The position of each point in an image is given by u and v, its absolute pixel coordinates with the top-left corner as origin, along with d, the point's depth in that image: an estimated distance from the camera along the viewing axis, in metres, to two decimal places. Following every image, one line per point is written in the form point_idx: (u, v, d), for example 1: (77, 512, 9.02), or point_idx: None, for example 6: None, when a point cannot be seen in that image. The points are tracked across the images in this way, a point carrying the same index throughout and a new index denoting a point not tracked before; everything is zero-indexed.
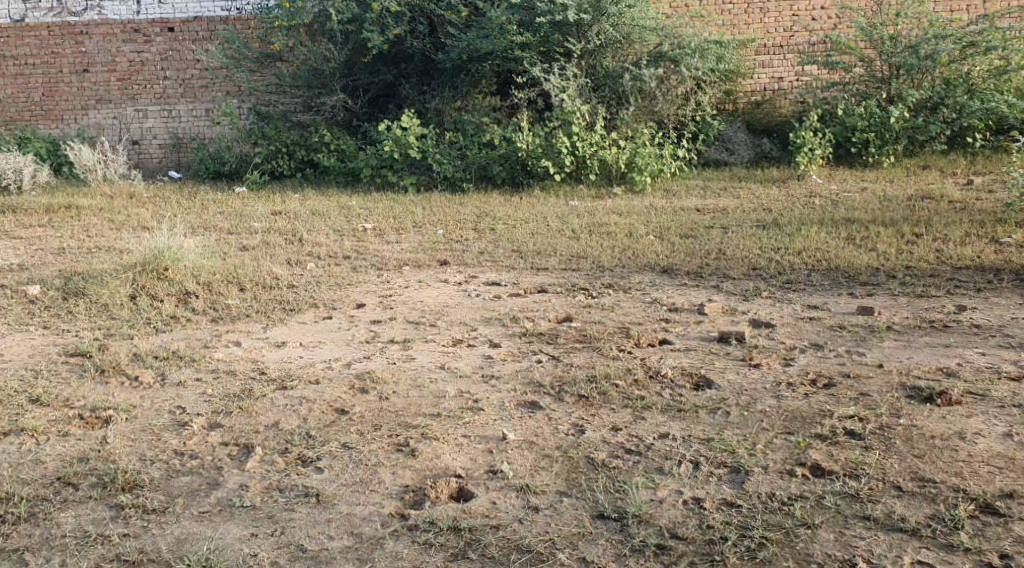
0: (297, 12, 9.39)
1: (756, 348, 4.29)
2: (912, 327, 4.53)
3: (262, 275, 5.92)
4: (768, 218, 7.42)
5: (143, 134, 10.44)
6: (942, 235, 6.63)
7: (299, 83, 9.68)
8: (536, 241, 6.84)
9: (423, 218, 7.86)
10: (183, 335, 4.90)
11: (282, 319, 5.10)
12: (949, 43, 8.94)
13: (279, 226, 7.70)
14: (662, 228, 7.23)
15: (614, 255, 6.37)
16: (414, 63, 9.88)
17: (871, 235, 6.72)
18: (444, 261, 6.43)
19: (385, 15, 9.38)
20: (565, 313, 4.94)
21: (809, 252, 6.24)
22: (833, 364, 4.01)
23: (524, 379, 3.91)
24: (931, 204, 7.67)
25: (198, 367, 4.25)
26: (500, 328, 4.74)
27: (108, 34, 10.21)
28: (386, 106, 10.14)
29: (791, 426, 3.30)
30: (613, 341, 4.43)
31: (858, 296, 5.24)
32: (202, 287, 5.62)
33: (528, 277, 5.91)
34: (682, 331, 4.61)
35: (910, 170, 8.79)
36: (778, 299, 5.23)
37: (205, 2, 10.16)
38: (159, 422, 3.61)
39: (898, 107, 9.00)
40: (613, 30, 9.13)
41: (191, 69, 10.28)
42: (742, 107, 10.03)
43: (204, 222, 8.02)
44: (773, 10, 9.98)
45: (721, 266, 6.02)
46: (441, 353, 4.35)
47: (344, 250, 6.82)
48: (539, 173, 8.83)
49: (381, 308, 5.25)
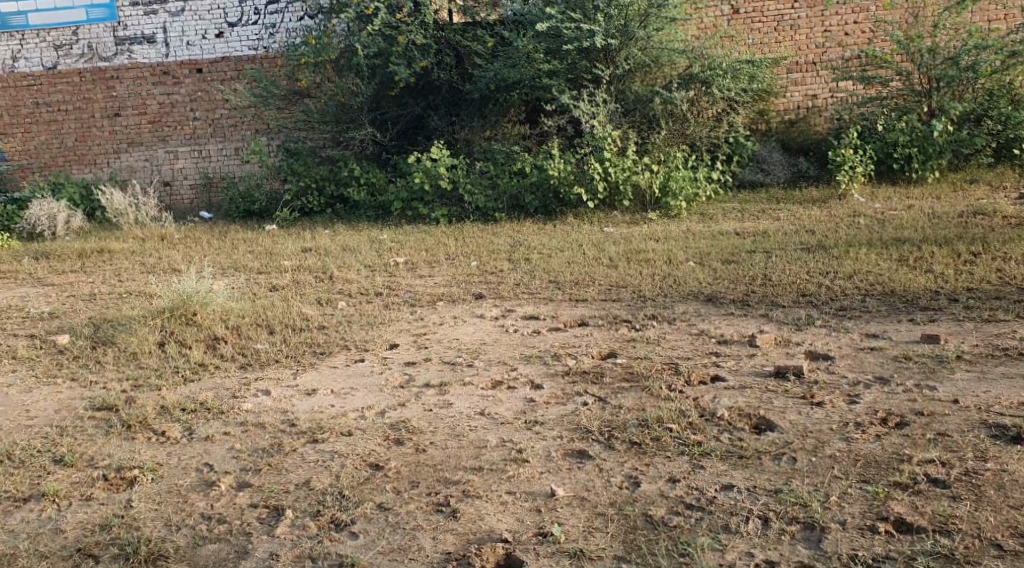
0: (323, 48, 9.29)
1: (816, 385, 4.00)
2: (984, 356, 4.23)
3: (292, 317, 5.73)
4: (813, 240, 7.13)
5: (175, 175, 10.37)
6: (1002, 253, 6.30)
7: (327, 118, 9.56)
8: (573, 271, 6.59)
9: (456, 250, 7.65)
10: (212, 384, 4.70)
11: (313, 364, 4.90)
12: (990, 54, 8.63)
13: (310, 264, 7.54)
14: (703, 253, 6.96)
15: (654, 284, 6.11)
16: (442, 94, 9.70)
17: (922, 254, 6.41)
18: (479, 295, 6.22)
19: (410, 47, 9.25)
20: (608, 349, 4.69)
21: (861, 276, 5.94)
22: (903, 401, 3.72)
23: (570, 424, 3.66)
24: (983, 220, 7.34)
25: (226, 420, 4.03)
26: (540, 367, 4.50)
27: (138, 77, 10.16)
28: (416, 138, 9.94)
29: (866, 473, 3.04)
30: (662, 379, 4.16)
31: (920, 323, 4.94)
32: (231, 332, 5.42)
33: (566, 310, 5.66)
34: (734, 365, 4.33)
35: (956, 185, 8.47)
36: (833, 328, 4.94)
37: (232, 42, 10.09)
38: (185, 481, 3.39)
39: (940, 121, 8.69)
40: (642, 53, 8.90)
41: (220, 108, 10.21)
42: (776, 126, 9.75)
43: (235, 262, 7.87)
44: (804, 27, 9.67)
45: (769, 293, 5.73)
46: (480, 397, 4.11)
47: (375, 287, 6.62)
48: (572, 201, 8.61)
49: (414, 349, 5.03)
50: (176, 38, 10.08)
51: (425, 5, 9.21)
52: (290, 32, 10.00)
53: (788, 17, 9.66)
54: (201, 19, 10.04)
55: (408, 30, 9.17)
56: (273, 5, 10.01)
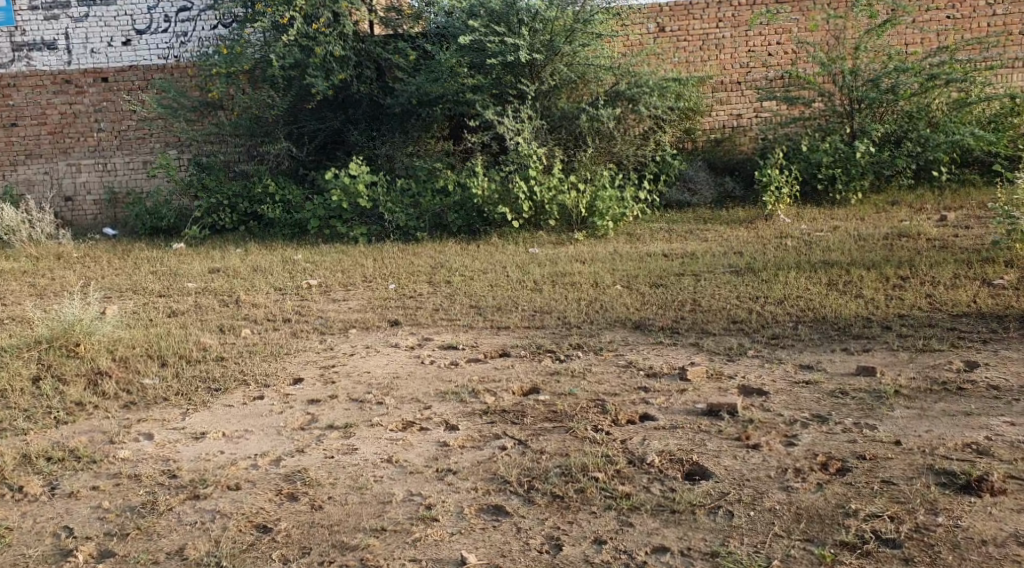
0: (236, 57, 8.81)
1: (752, 424, 3.71)
2: (923, 390, 4.00)
3: (188, 346, 5.24)
4: (742, 262, 6.92)
5: (77, 189, 9.72)
6: (930, 278, 6.16)
7: (240, 131, 9.08)
8: (495, 295, 6.25)
9: (373, 272, 7.24)
10: (87, 428, 4.24)
11: (205, 403, 4.44)
12: (909, 77, 8.58)
13: (216, 286, 7.05)
14: (630, 276, 6.69)
15: (580, 310, 5.79)
16: (362, 108, 9.25)
17: (851, 279, 6.23)
18: (396, 322, 5.81)
19: (329, 59, 8.79)
20: (530, 383, 4.34)
21: (792, 301, 5.71)
22: (843, 443, 3.45)
23: (487, 473, 3.32)
24: (909, 242, 7.24)
25: (98, 472, 3.63)
26: (457, 405, 4.12)
27: (37, 85, 9.52)
28: (335, 153, 9.49)
29: (809, 530, 2.85)
30: (587, 419, 3.82)
31: (855, 353, 4.72)
32: (117, 364, 4.94)
33: (487, 338, 5.31)
34: (665, 402, 4.01)
35: (879, 206, 8.38)
36: (767, 358, 4.69)
37: (140, 51, 9.52)
38: (37, 552, 3.08)
39: (863, 142, 8.61)
40: (568, 69, 8.66)
41: (127, 120, 9.61)
42: (701, 145, 9.58)
43: (134, 283, 7.34)
44: (729, 46, 9.52)
45: (699, 320, 5.46)
46: (388, 441, 3.72)
47: (284, 313, 6.16)
48: (496, 220, 8.26)
49: (321, 384, 4.61)
50: (79, 45, 9.48)
51: (344, 16, 8.79)
52: (203, 41, 9.49)
53: (712, 37, 9.51)
54: (107, 26, 9.46)
55: (326, 42, 8.69)
56: (184, 12, 9.48)
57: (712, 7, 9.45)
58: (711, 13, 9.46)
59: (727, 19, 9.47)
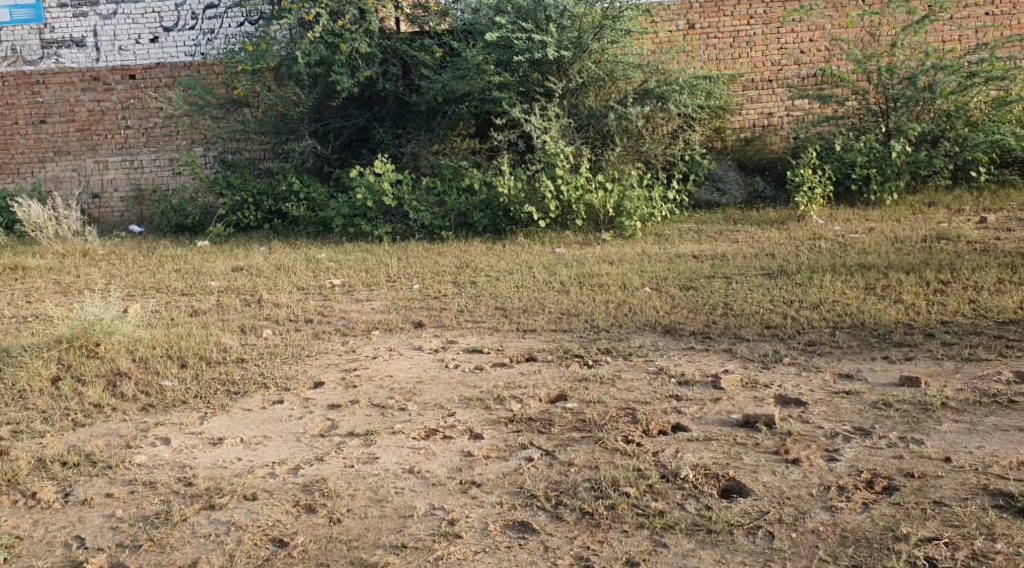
0: (263, 55, 8.71)
1: (791, 438, 3.53)
2: (971, 404, 3.80)
3: (209, 347, 5.13)
4: (774, 265, 6.72)
5: (104, 187, 9.67)
6: (972, 282, 5.94)
7: (266, 129, 8.96)
8: (521, 296, 6.10)
9: (397, 271, 7.12)
10: (104, 431, 4.14)
11: (224, 406, 4.32)
12: (948, 74, 8.32)
13: (238, 285, 6.95)
14: (659, 278, 6.52)
15: (608, 312, 5.63)
16: (388, 106, 9.17)
17: (889, 283, 6.02)
18: (419, 323, 5.69)
19: (354, 56, 8.69)
20: (557, 390, 4.19)
21: (828, 306, 5.52)
22: (889, 459, 3.27)
23: (511, 487, 3.19)
24: (948, 245, 7.01)
25: (113, 478, 3.52)
26: (482, 413, 3.97)
27: (65, 82, 9.49)
28: (360, 151, 9.33)
29: (857, 556, 2.69)
30: (618, 429, 3.66)
31: (896, 361, 4.53)
32: (137, 366, 4.84)
33: (512, 342, 5.17)
34: (698, 412, 3.85)
35: (915, 208, 8.15)
36: (804, 366, 4.51)
37: (167, 48, 9.45)
38: (47, 562, 2.99)
39: (899, 141, 8.36)
40: (596, 67, 8.50)
41: (154, 117, 9.55)
42: (731, 144, 9.36)
43: (157, 281, 7.25)
44: (760, 44, 9.30)
45: (732, 324, 5.29)
46: (410, 451, 3.58)
47: (306, 313, 6.04)
48: (523, 219, 8.11)
49: (341, 388, 4.48)
50: (107, 42, 9.44)
51: (370, 13, 8.68)
52: (229, 38, 9.42)
53: (743, 34, 9.30)
54: (134, 23, 9.41)
55: (352, 38, 8.59)
56: (211, 10, 9.40)
57: (742, 4, 9.25)
58: (742, 10, 9.26)
59: (758, 16, 9.26)
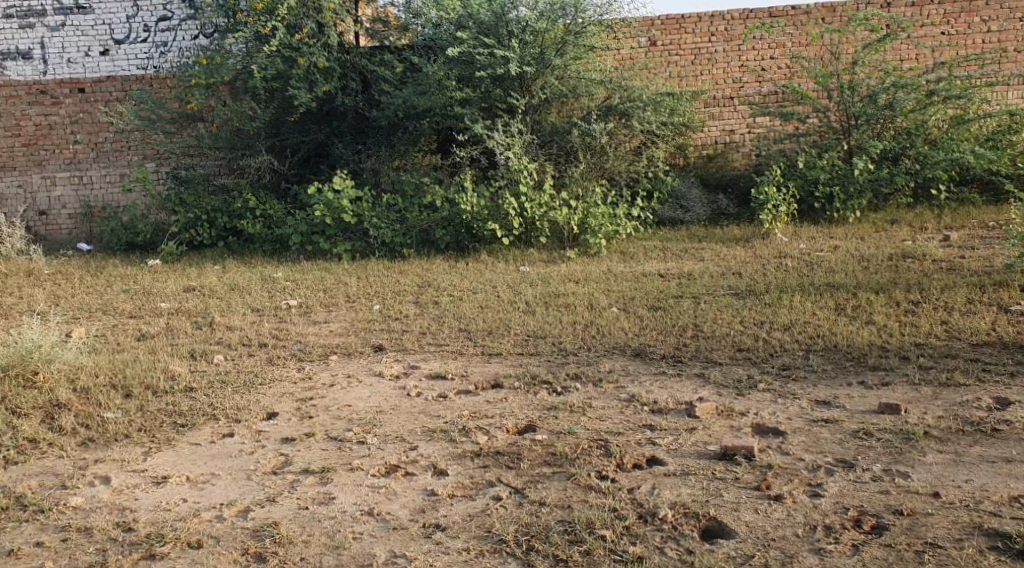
0: (216, 68, 8.46)
1: (771, 471, 3.37)
2: (955, 431, 3.67)
3: (156, 376, 4.84)
4: (743, 285, 6.58)
5: (52, 203, 9.29)
6: (943, 302, 5.84)
7: (221, 145, 8.66)
8: (485, 318, 5.88)
9: (357, 291, 6.88)
10: (40, 470, 3.86)
11: (170, 441, 4.06)
12: (909, 92, 8.25)
13: (190, 306, 6.66)
14: (627, 298, 6.34)
15: (575, 335, 5.44)
16: (347, 121, 8.84)
17: (859, 303, 5.90)
18: (379, 347, 5.45)
19: (312, 71, 8.42)
20: (525, 420, 3.98)
21: (800, 327, 5.38)
22: (874, 494, 3.16)
23: (479, 530, 3.05)
24: (914, 264, 6.94)
25: (45, 523, 3.27)
26: (446, 446, 3.74)
27: (11, 96, 9.12)
28: (318, 167, 9.10)
29: None
30: (590, 463, 3.47)
31: (873, 387, 4.38)
32: (77, 396, 4.53)
33: (477, 367, 4.95)
34: (674, 443, 3.66)
35: (879, 226, 8.08)
36: (780, 392, 4.35)
37: (118, 61, 9.15)
38: None
39: (861, 159, 8.29)
40: (559, 83, 8.36)
41: (105, 132, 9.20)
42: (693, 161, 9.24)
43: (105, 303, 6.94)
44: (722, 61, 9.23)
45: (703, 347, 5.12)
46: (370, 490, 3.37)
47: (260, 336, 5.77)
48: (485, 237, 7.90)
49: (296, 419, 4.23)
50: (55, 54, 9.12)
51: (329, 27, 8.46)
52: (183, 51, 9.12)
53: (705, 51, 9.22)
54: (84, 35, 9.10)
55: (310, 52, 8.35)
56: (164, 22, 9.11)
57: (704, 21, 9.18)
58: (704, 27, 9.19)
59: (719, 33, 9.20)
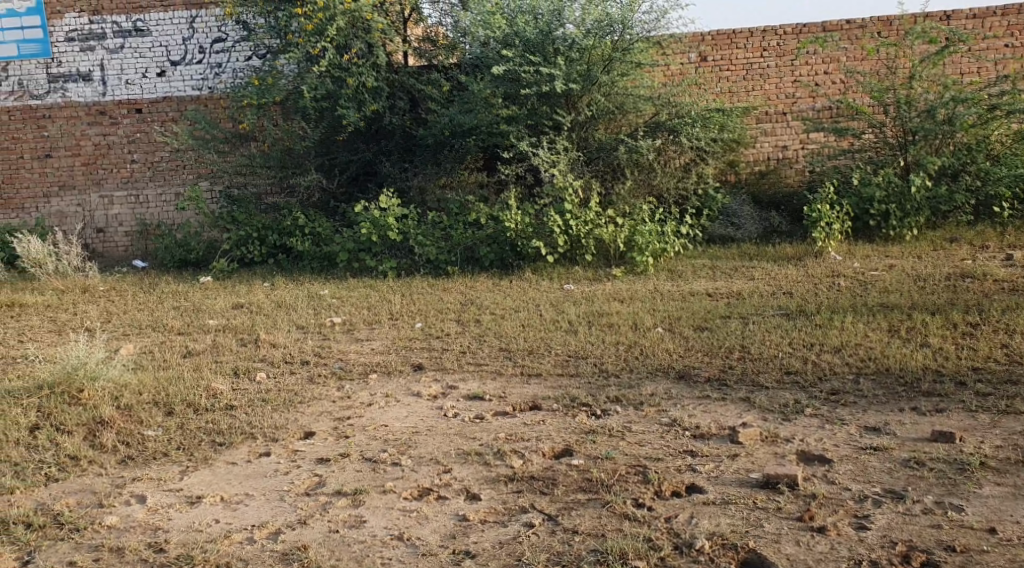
0: (267, 89, 8.51)
1: (814, 500, 3.25)
2: (1013, 462, 3.51)
3: (198, 394, 4.85)
4: (794, 305, 6.41)
5: (108, 221, 9.45)
6: (1004, 324, 5.61)
7: (271, 164, 8.75)
8: (527, 337, 5.81)
9: (401, 308, 6.86)
10: (80, 488, 3.88)
11: (208, 460, 4.06)
12: (969, 107, 8.02)
13: (236, 324, 6.71)
14: (672, 318, 6.22)
15: (618, 356, 5.34)
16: (395, 139, 8.89)
17: (914, 324, 5.70)
18: (419, 366, 5.41)
19: (361, 90, 8.48)
20: (562, 444, 3.90)
21: (851, 349, 5.21)
22: (924, 528, 3.04)
23: (510, 558, 2.99)
24: (973, 284, 6.70)
25: (80, 542, 3.29)
26: (480, 469, 3.68)
27: (72, 117, 9.31)
28: (366, 185, 9.12)
29: None
30: (627, 489, 3.38)
31: (926, 414, 4.21)
32: (120, 413, 4.55)
33: (516, 388, 4.87)
34: (714, 470, 3.55)
35: (936, 244, 7.85)
36: (829, 418, 4.20)
37: (174, 82, 9.30)
38: None
39: (919, 175, 8.05)
40: (605, 100, 8.27)
41: (161, 152, 9.36)
42: (744, 178, 9.05)
43: (154, 319, 7.02)
44: (774, 76, 9.08)
45: (749, 369, 4.98)
46: (402, 514, 3.32)
47: (303, 354, 5.77)
48: (531, 254, 7.84)
49: (333, 439, 4.21)
50: (114, 76, 9.29)
51: (378, 47, 8.50)
52: (236, 72, 9.28)
53: (757, 66, 9.08)
54: (141, 57, 9.28)
55: (359, 72, 8.41)
56: (219, 44, 9.28)
57: (756, 36, 9.05)
58: (755, 43, 9.05)
59: (771, 48, 9.05)
